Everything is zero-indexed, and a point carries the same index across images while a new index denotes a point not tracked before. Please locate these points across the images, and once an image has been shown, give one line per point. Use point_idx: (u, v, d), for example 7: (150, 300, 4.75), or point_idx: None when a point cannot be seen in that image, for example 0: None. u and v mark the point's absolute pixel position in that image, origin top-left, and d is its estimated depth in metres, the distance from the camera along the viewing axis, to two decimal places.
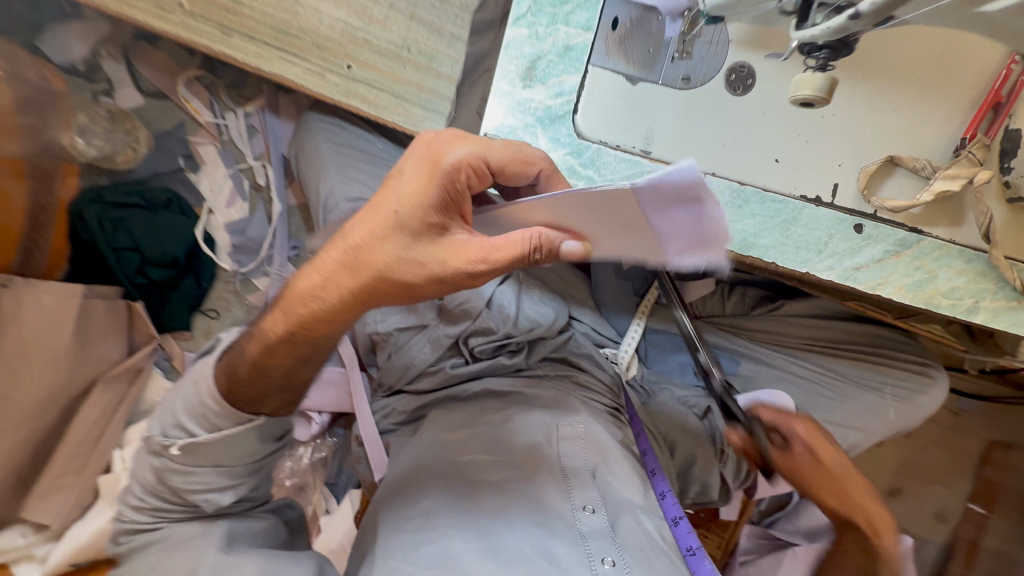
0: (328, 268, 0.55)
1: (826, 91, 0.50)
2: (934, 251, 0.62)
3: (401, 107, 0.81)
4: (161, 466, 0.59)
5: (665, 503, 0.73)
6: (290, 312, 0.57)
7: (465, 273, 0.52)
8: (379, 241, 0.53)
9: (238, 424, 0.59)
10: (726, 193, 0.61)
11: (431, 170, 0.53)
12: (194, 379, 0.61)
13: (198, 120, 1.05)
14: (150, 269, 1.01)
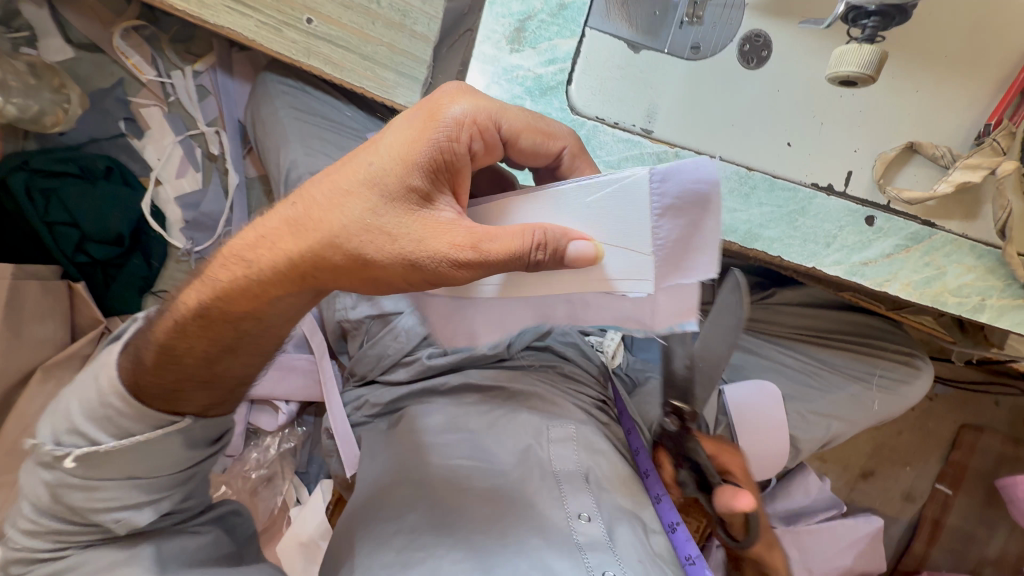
0: (270, 228, 0.48)
1: (874, 68, 0.48)
2: (946, 246, 0.58)
3: (371, 70, 0.72)
4: (55, 480, 0.52)
5: (661, 507, 0.67)
6: (214, 279, 0.49)
7: (444, 257, 0.44)
8: (340, 200, 0.45)
9: (153, 429, 0.53)
10: (733, 179, 0.56)
11: (425, 122, 0.46)
12: (95, 372, 0.54)
13: (138, 78, 0.93)
14: (92, 247, 0.91)
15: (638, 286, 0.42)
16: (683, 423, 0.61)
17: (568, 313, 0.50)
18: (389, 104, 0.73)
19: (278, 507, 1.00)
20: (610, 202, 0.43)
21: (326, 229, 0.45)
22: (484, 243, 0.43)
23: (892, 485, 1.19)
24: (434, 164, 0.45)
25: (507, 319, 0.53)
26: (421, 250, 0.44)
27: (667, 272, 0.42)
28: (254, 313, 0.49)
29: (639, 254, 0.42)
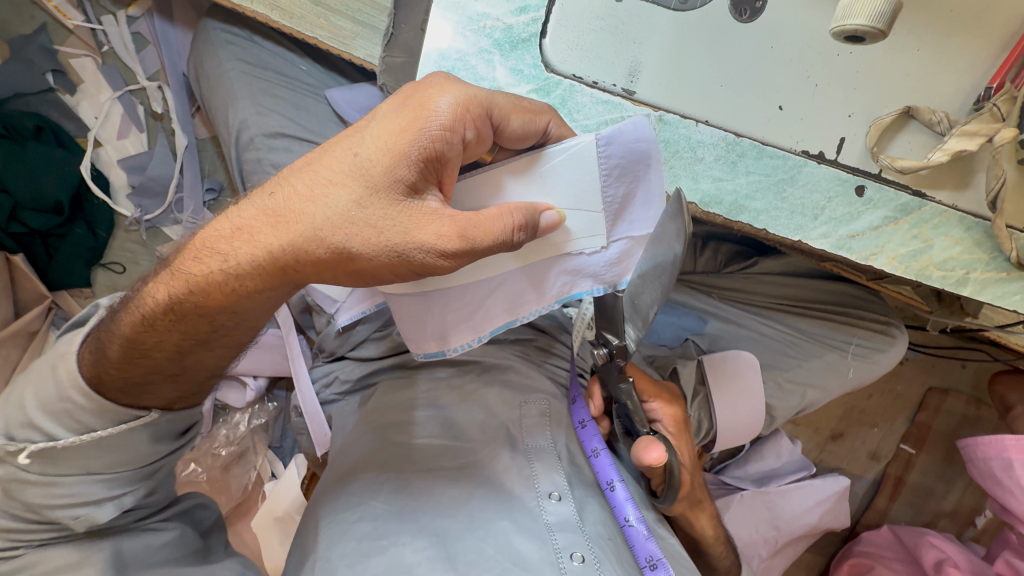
0: (246, 215, 0.43)
1: (882, 22, 0.44)
2: (934, 218, 0.55)
3: (325, 19, 0.64)
4: (7, 476, 0.48)
5: (599, 463, 0.63)
6: (181, 271, 0.44)
7: (428, 248, 0.41)
8: (321, 191, 0.41)
9: (115, 425, 0.48)
10: (719, 146, 0.52)
11: (415, 109, 0.42)
12: (51, 362, 0.48)
13: (65, 25, 0.83)
14: (26, 215, 0.83)
15: (592, 242, 0.50)
16: (612, 359, 0.54)
17: (532, 282, 0.52)
18: (347, 57, 0.65)
19: (252, 481, 0.98)
20: (569, 169, 0.47)
21: (311, 225, 0.41)
22: (472, 234, 0.41)
23: (860, 446, 1.22)
24: (424, 157, 0.41)
25: (473, 304, 0.53)
26: (411, 245, 0.41)
27: (611, 230, 0.50)
28: (230, 310, 0.45)
29: (594, 214, 0.49)
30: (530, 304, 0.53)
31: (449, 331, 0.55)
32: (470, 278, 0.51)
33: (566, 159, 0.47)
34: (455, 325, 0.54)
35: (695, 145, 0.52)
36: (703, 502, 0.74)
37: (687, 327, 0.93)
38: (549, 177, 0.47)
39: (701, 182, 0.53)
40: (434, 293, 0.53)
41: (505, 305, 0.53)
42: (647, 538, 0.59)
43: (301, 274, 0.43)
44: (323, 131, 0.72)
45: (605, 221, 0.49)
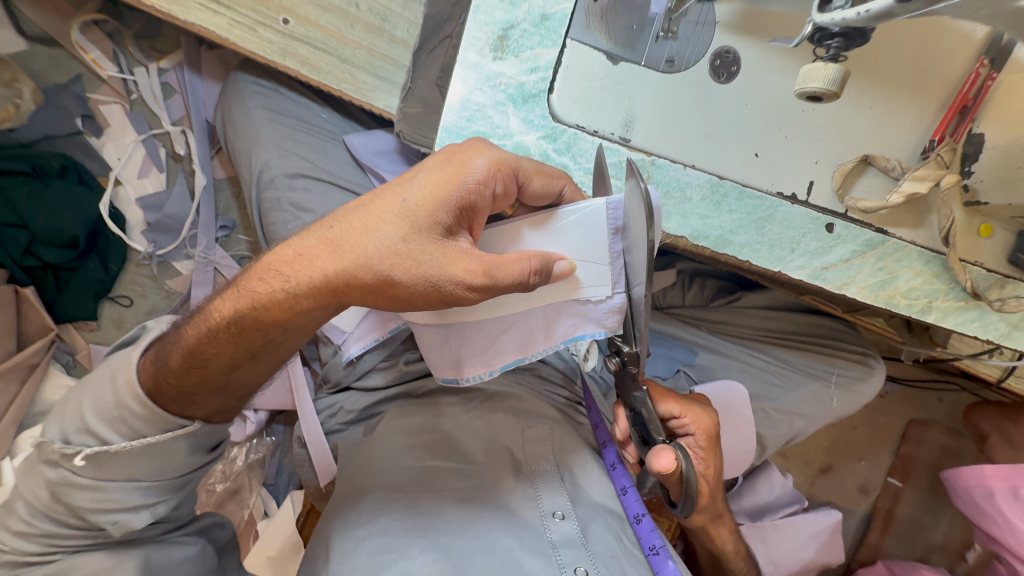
0: (306, 243, 0.47)
1: (837, 85, 0.51)
2: (897, 252, 0.62)
3: (349, 74, 0.71)
4: (58, 479, 0.49)
5: (627, 500, 0.64)
6: (243, 290, 0.48)
7: (458, 281, 0.46)
8: (373, 227, 0.46)
9: (164, 432, 0.50)
10: (705, 187, 0.58)
11: (456, 165, 0.47)
12: (110, 373, 0.51)
13: (99, 75, 0.88)
14: (41, 249, 0.86)
15: (598, 291, 0.53)
16: (625, 366, 0.54)
17: (543, 323, 0.56)
18: (368, 107, 0.72)
19: (245, 520, 0.96)
20: (581, 224, 0.51)
21: (364, 256, 0.46)
22: (497, 272, 0.46)
23: (848, 478, 1.25)
24: (460, 205, 0.47)
25: (489, 337, 0.57)
26: (445, 278, 0.46)
27: (616, 285, 0.53)
28: (285, 327, 0.49)
29: (601, 266, 0.52)
30: (541, 343, 0.57)
31: (464, 361, 0.58)
32: (487, 314, 0.55)
33: (578, 219, 0.51)
34: (470, 357, 0.58)
35: (683, 186, 0.58)
36: (724, 514, 0.76)
37: (677, 359, 0.97)
38: (561, 230, 0.51)
39: (690, 219, 0.59)
40: (455, 326, 0.57)
41: (517, 341, 0.57)
42: (673, 568, 0.60)
43: (351, 296, 0.48)
44: (340, 174, 0.78)
45: (612, 274, 0.52)
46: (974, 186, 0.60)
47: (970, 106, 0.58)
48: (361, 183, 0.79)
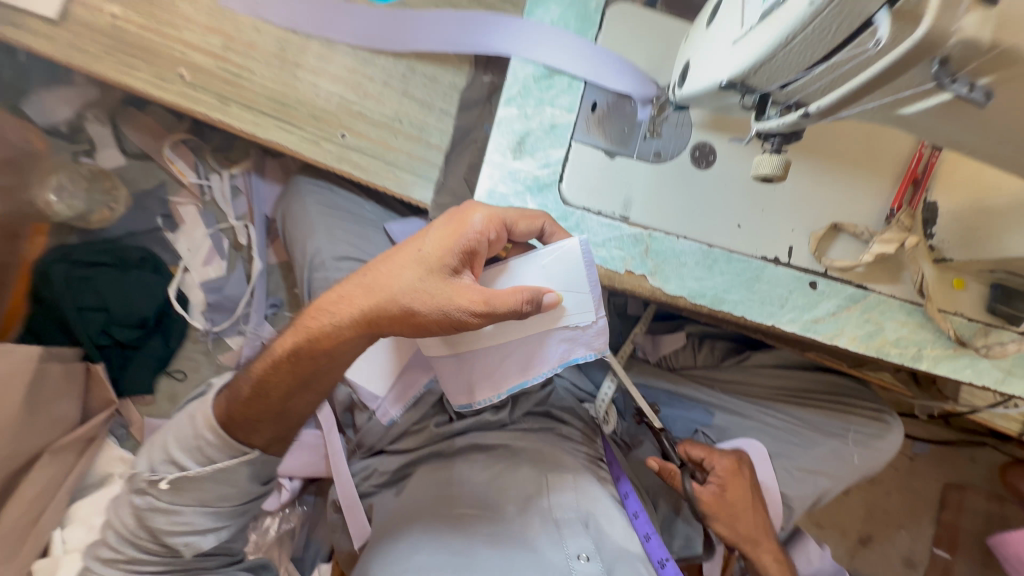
0: (347, 289, 0.60)
1: (783, 169, 0.53)
2: (880, 305, 0.70)
3: (393, 174, 0.83)
4: (145, 504, 0.64)
5: (652, 546, 0.71)
6: (300, 327, 0.61)
7: (462, 310, 0.55)
8: (397, 272, 0.58)
9: (232, 458, 0.65)
10: (697, 254, 0.67)
11: (459, 220, 0.58)
12: (190, 414, 0.66)
13: (181, 181, 1.04)
14: (116, 329, 0.99)
15: (583, 318, 0.59)
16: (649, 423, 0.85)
17: (540, 349, 0.62)
18: (407, 199, 0.83)
19: None
20: (559, 260, 0.58)
21: (388, 295, 0.58)
22: (494, 300, 0.55)
23: (892, 551, 1.21)
24: (463, 250, 0.57)
25: (495, 363, 0.64)
26: (451, 309, 0.56)
27: (597, 309, 0.59)
28: (330, 356, 0.61)
29: (582, 295, 0.59)
30: (540, 366, 0.62)
31: (475, 387, 0.65)
32: (494, 343, 0.62)
33: (555, 257, 0.58)
34: (480, 382, 0.65)
35: (679, 254, 0.67)
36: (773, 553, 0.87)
37: (695, 420, 1.01)
38: (539, 265, 0.58)
39: (687, 281, 0.67)
40: (466, 356, 0.64)
41: (520, 363, 0.63)
42: None
43: (380, 328, 0.59)
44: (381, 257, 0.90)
45: (592, 301, 0.59)
46: (939, 245, 0.68)
47: (921, 179, 0.68)
48: None
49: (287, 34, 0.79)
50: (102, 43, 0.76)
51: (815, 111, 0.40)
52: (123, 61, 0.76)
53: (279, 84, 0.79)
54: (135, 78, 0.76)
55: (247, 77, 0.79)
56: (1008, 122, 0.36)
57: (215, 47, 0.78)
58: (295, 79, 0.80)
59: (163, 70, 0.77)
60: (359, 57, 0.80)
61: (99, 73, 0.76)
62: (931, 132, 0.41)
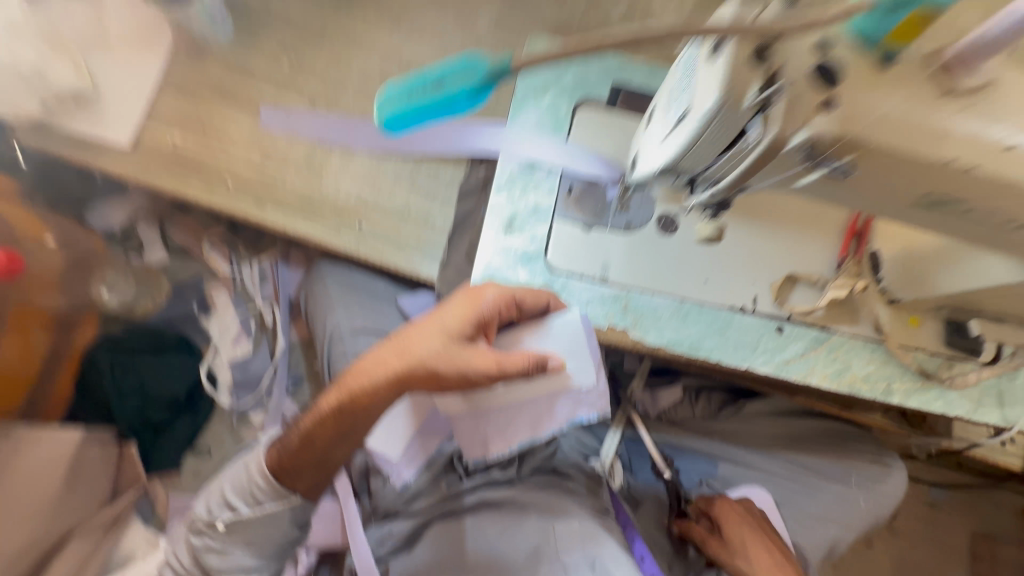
0: (382, 352, 0.70)
1: (715, 233, 0.76)
2: (845, 344, 0.77)
3: (404, 255, 0.95)
4: (203, 543, 0.80)
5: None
6: (343, 387, 0.71)
7: (479, 372, 0.64)
8: (425, 338, 0.68)
9: (276, 502, 0.78)
10: (671, 307, 0.76)
11: (477, 294, 0.68)
12: (246, 462, 0.80)
13: (216, 272, 1.15)
14: (151, 410, 1.08)
15: (585, 381, 0.68)
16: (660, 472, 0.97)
17: (548, 409, 0.70)
18: (415, 274, 0.95)
19: None
20: (564, 326, 0.69)
21: (416, 358, 0.67)
22: (506, 363, 0.64)
23: None
24: (479, 320, 0.67)
25: (506, 419, 0.70)
26: (468, 369, 0.64)
27: (597, 374, 0.70)
28: (364, 413, 0.70)
29: (581, 363, 0.69)
30: (549, 425, 0.70)
31: (490, 441, 0.70)
32: (503, 396, 0.69)
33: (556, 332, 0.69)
34: (494, 436, 0.70)
35: (655, 308, 0.76)
36: None
37: (699, 471, 1.05)
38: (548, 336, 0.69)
39: (665, 331, 0.75)
40: (479, 411, 0.70)
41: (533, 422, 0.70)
42: None
43: (409, 386, 0.68)
44: (395, 331, 1.01)
45: (592, 368, 0.69)
46: (890, 286, 0.76)
47: (863, 233, 0.77)
48: None
49: (314, 146, 0.96)
50: (163, 162, 0.92)
51: (724, 185, 0.50)
52: (179, 175, 0.92)
53: (307, 187, 0.94)
54: (189, 188, 0.91)
55: (280, 182, 0.94)
56: (877, 185, 0.46)
57: (255, 159, 0.94)
58: (319, 182, 0.94)
59: (212, 179, 0.93)
60: (374, 160, 0.96)
61: (156, 183, 0.91)
62: (838, 197, 0.50)
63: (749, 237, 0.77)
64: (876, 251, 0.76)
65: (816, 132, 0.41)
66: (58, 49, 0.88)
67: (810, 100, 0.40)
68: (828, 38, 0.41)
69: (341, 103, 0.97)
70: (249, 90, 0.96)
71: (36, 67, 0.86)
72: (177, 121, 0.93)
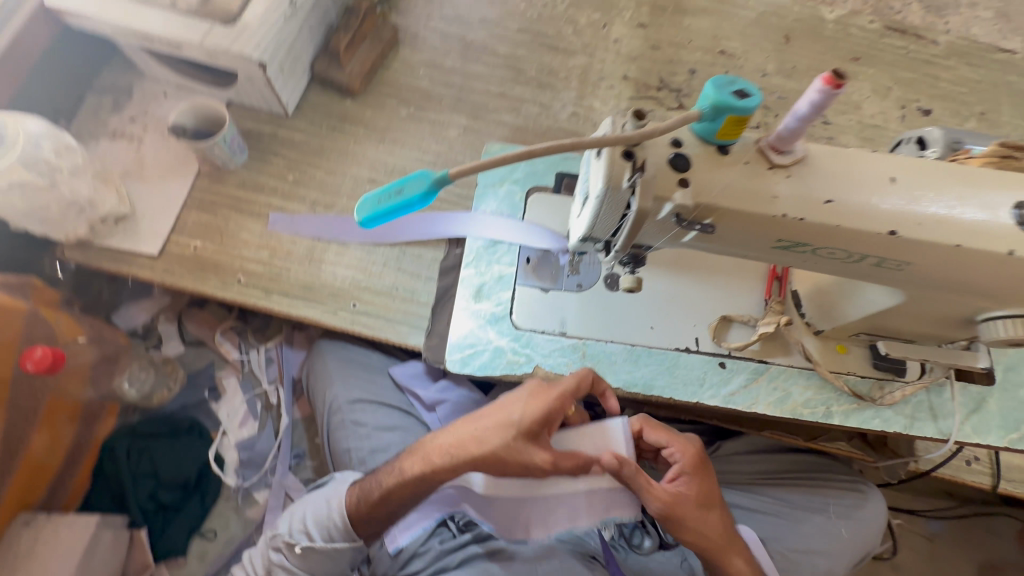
0: (460, 435, 0.79)
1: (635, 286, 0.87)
2: (782, 373, 0.88)
3: (393, 327, 1.07)
4: (277, 560, 0.88)
5: None
6: (423, 458, 0.80)
7: (543, 467, 0.75)
8: (498, 430, 0.76)
9: (346, 541, 0.85)
10: (624, 353, 0.88)
11: (549, 394, 0.76)
12: (325, 497, 0.89)
13: (226, 359, 1.27)
14: (162, 493, 1.16)
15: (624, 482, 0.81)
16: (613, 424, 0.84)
17: (587, 506, 0.83)
18: (404, 344, 1.06)
19: None
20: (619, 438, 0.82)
21: (494, 446, 0.76)
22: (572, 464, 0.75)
23: None
24: (549, 418, 0.75)
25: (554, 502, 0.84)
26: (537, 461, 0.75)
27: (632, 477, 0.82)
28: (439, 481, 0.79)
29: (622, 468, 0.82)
30: (584, 519, 0.83)
31: (531, 526, 0.86)
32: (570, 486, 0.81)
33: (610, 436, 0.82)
34: (535, 523, 0.86)
35: (610, 354, 0.88)
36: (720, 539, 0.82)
37: None
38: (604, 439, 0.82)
39: (620, 374, 0.87)
40: (529, 500, 0.85)
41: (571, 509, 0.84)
42: None
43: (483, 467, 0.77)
44: (391, 399, 1.13)
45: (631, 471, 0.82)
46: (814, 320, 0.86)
47: (783, 275, 0.90)
48: (401, 401, 1.13)
49: (314, 241, 1.12)
50: (186, 265, 1.08)
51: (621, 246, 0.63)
52: (199, 275, 1.07)
53: (308, 276, 1.09)
54: (207, 285, 1.07)
55: (285, 273, 1.09)
56: (734, 237, 0.60)
57: (264, 256, 1.10)
58: (318, 271, 1.10)
59: (227, 277, 1.08)
60: (365, 249, 1.12)
61: (180, 284, 1.06)
62: (718, 248, 0.63)
63: (689, 287, 0.89)
64: (796, 290, 0.88)
65: (677, 205, 0.56)
66: (105, 183, 1.04)
67: (671, 180, 0.56)
68: (678, 137, 0.57)
69: (336, 206, 1.16)
70: (260, 201, 1.15)
71: (87, 201, 0.99)
72: (198, 231, 1.11)
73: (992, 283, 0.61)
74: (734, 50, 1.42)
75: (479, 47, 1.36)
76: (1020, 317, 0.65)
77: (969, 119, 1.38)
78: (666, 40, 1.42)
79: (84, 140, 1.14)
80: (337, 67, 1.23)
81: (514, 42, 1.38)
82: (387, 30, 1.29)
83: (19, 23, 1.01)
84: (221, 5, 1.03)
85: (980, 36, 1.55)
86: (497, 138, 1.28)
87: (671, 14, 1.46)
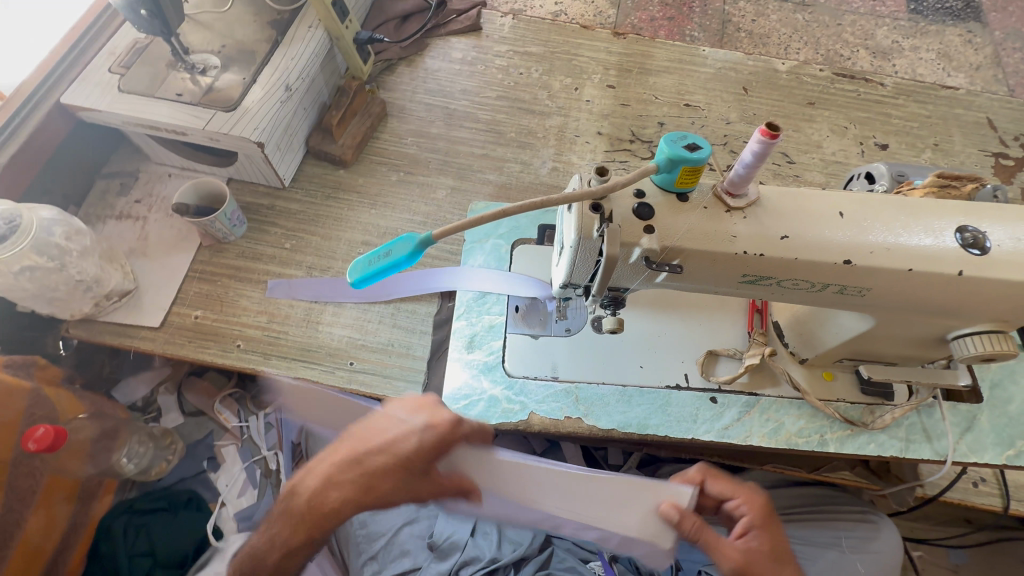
0: (344, 463, 0.73)
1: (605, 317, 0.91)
2: (773, 405, 0.89)
3: (391, 383, 1.09)
4: None
5: None
6: (309, 494, 0.73)
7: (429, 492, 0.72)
8: (385, 454, 0.72)
9: None
10: (616, 394, 0.89)
11: (439, 417, 0.74)
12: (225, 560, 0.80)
13: (225, 427, 1.28)
14: (160, 572, 1.12)
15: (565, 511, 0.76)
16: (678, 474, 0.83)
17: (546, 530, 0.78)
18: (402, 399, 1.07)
19: None
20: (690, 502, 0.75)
21: (379, 483, 0.71)
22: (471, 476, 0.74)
23: None
24: (442, 445, 0.72)
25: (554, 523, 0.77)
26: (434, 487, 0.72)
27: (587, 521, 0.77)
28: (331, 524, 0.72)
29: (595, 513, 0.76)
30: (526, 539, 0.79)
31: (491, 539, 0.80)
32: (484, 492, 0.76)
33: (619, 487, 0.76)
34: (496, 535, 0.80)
35: (602, 396, 0.89)
36: None
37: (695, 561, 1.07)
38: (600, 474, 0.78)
39: (614, 416, 0.88)
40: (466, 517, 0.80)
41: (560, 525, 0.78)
42: None
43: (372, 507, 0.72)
44: None
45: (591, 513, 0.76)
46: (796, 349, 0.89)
47: (763, 308, 0.93)
48: None
49: (311, 304, 1.16)
50: (186, 334, 1.11)
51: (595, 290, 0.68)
52: (198, 343, 1.10)
53: (306, 338, 1.12)
54: (207, 353, 1.09)
55: (283, 337, 1.12)
56: (701, 275, 0.65)
57: (262, 321, 1.14)
58: (316, 333, 1.13)
59: (226, 345, 1.11)
60: (361, 308, 1.16)
61: (181, 354, 1.09)
62: (689, 286, 0.68)
63: (674, 324, 0.93)
64: (778, 321, 0.91)
65: (645, 249, 0.60)
66: (111, 262, 1.09)
67: (637, 228, 0.60)
68: (640, 188, 0.63)
69: (332, 269, 1.21)
70: (258, 269, 1.20)
71: (94, 279, 1.04)
72: (199, 301, 1.15)
73: (951, 303, 0.65)
74: (698, 102, 1.53)
75: (461, 114, 1.47)
76: (987, 333, 0.68)
77: (925, 150, 1.47)
78: (634, 97, 1.53)
79: (91, 223, 1.21)
80: (330, 141, 1.32)
81: (493, 108, 1.49)
82: (376, 106, 1.40)
83: (36, 121, 1.10)
84: (223, 93, 1.13)
85: (924, 75, 1.68)
86: (483, 196, 1.35)
87: (636, 75, 1.58)
